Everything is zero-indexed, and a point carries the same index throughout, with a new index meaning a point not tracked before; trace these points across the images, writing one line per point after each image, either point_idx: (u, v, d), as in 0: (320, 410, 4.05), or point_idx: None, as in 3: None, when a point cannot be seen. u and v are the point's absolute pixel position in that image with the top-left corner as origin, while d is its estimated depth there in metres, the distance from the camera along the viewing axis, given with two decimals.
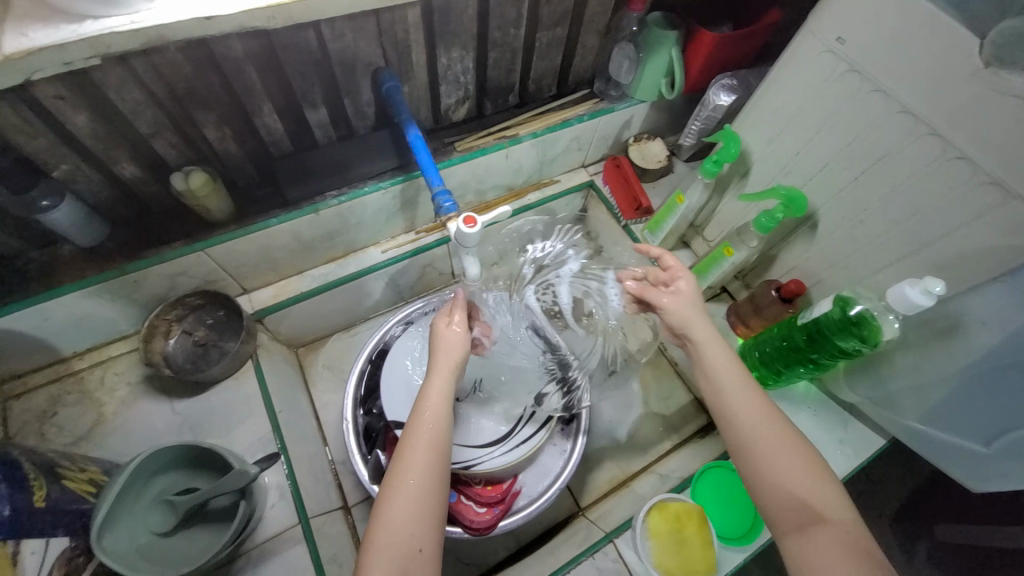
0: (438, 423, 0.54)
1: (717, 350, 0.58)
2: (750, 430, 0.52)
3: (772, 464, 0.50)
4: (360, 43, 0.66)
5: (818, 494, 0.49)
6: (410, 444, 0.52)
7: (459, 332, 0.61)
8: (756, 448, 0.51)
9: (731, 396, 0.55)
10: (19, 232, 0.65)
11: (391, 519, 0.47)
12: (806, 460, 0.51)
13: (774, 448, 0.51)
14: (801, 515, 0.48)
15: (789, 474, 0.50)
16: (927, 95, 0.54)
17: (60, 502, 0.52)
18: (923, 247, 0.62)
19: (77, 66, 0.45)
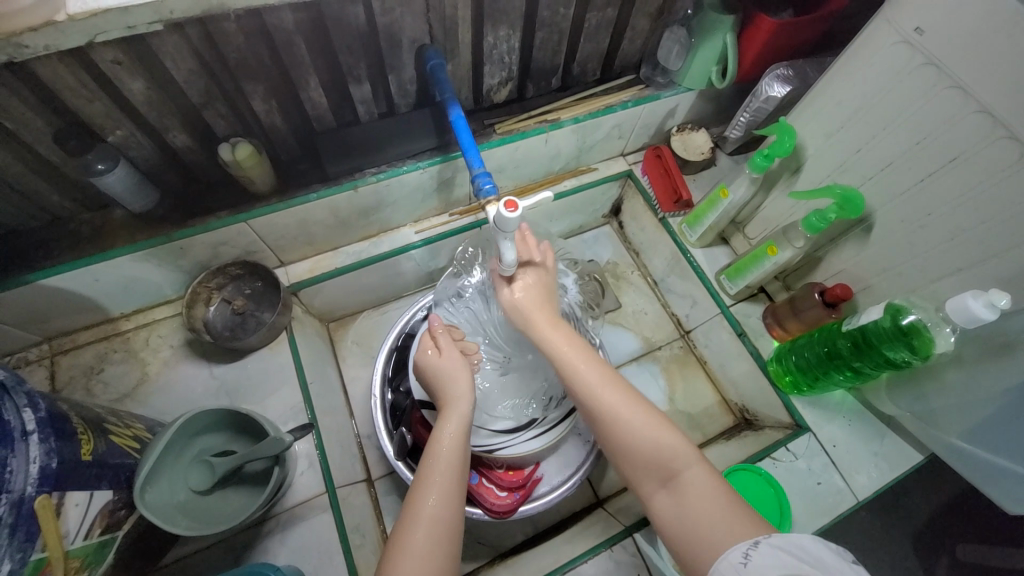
0: (457, 453, 0.57)
1: (543, 315, 0.63)
2: (597, 392, 0.56)
3: (628, 423, 0.54)
4: (408, 19, 0.65)
5: (673, 447, 0.52)
6: (431, 469, 0.55)
7: (456, 358, 0.65)
8: (606, 408, 0.55)
9: (577, 363, 0.59)
10: (76, 194, 0.67)
11: (414, 538, 0.49)
12: (651, 417, 0.54)
13: (627, 409, 0.55)
14: (660, 470, 0.52)
15: (646, 433, 0.53)
16: (1013, 94, 0.50)
17: (108, 456, 0.53)
18: (990, 258, 0.59)
19: (139, 30, 0.46)
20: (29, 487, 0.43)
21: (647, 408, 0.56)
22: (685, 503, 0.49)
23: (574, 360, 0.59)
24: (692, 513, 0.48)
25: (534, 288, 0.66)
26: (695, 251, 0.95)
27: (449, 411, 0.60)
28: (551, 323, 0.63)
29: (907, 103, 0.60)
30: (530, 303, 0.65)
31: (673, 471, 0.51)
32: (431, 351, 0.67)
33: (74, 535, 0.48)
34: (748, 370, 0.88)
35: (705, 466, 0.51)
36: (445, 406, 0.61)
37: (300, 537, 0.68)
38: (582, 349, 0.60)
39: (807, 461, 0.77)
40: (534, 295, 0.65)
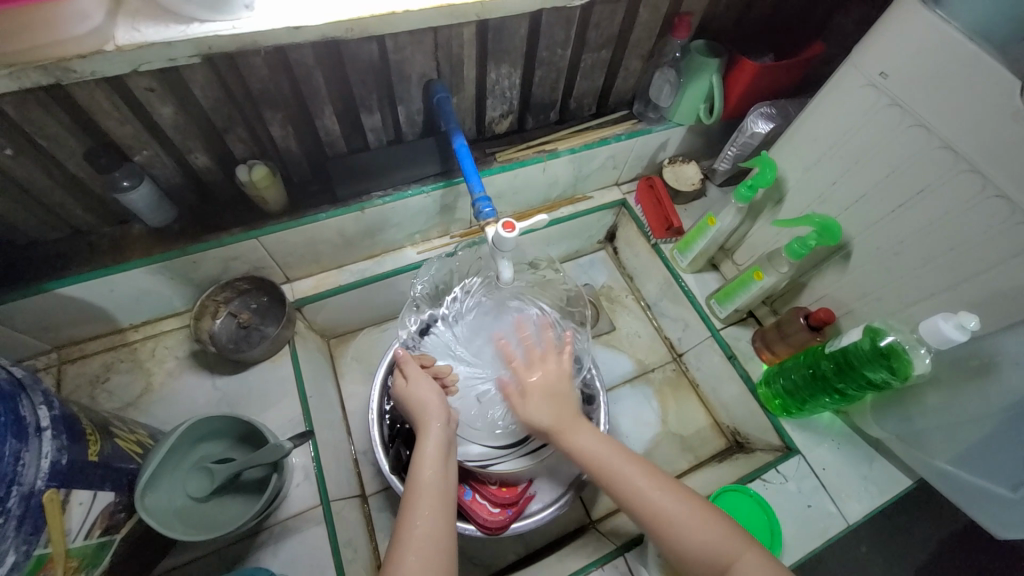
0: (440, 470, 0.59)
1: (562, 417, 0.64)
2: (643, 491, 0.57)
3: (677, 523, 0.54)
4: (418, 57, 0.71)
5: (722, 536, 0.53)
6: (415, 489, 0.57)
7: (425, 382, 0.68)
8: (649, 507, 0.56)
9: (609, 459, 0.60)
10: (99, 209, 0.71)
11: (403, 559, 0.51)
12: (690, 499, 0.56)
13: (667, 500, 0.56)
14: (714, 564, 0.52)
15: (696, 528, 0.54)
16: (969, 133, 0.55)
17: (112, 458, 0.55)
18: (960, 283, 0.62)
19: (179, 62, 0.51)
20: (39, 481, 0.44)
21: (688, 495, 0.57)
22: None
23: (610, 465, 0.59)
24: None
25: (550, 391, 0.66)
26: (687, 276, 0.99)
27: (427, 431, 0.63)
28: (577, 423, 0.64)
29: (876, 139, 0.65)
30: (551, 399, 0.65)
31: (725, 561, 0.52)
32: (402, 382, 0.70)
33: (75, 534, 0.49)
34: (738, 393, 0.90)
35: (753, 550, 0.53)
36: (422, 426, 0.63)
37: (293, 550, 0.68)
38: (608, 446, 0.61)
39: (797, 483, 0.78)
40: (551, 399, 0.65)
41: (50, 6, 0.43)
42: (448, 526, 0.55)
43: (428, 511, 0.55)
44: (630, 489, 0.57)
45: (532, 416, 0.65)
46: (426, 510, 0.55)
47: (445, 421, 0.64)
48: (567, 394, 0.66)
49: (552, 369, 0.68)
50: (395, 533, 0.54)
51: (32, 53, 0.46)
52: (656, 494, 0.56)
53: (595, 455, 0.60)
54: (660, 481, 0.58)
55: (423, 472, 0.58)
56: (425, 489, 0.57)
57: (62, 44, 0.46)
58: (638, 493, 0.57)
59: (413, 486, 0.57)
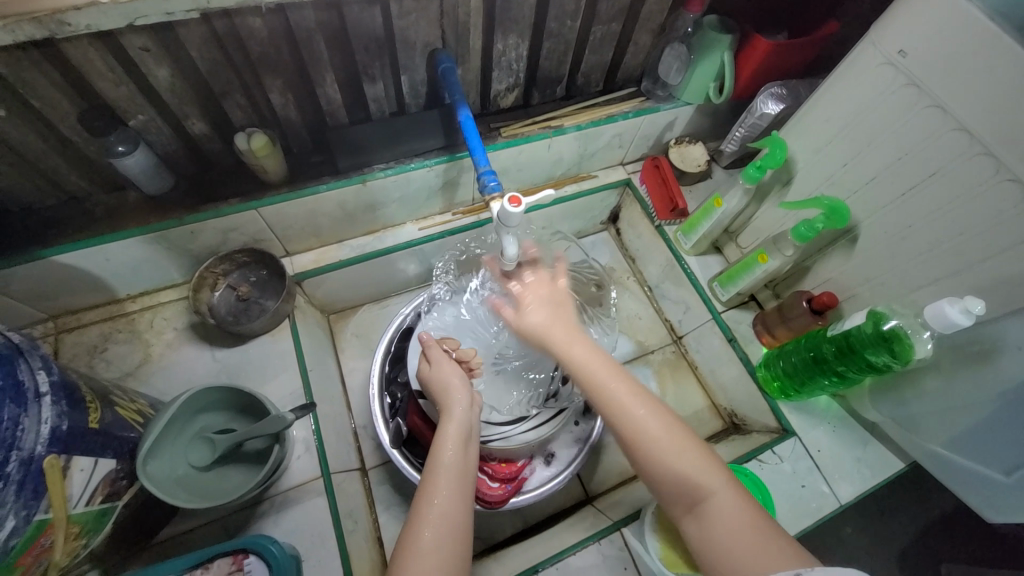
0: (461, 452, 0.59)
1: (559, 330, 0.62)
2: (628, 407, 0.56)
3: (658, 445, 0.54)
4: (422, 24, 0.68)
5: (702, 469, 0.52)
6: (435, 467, 0.56)
7: (449, 363, 0.69)
8: (636, 429, 0.55)
9: (597, 377, 0.58)
10: (93, 175, 0.69)
11: (420, 537, 0.51)
12: (673, 430, 0.55)
13: (651, 422, 0.55)
14: (688, 496, 0.52)
15: (679, 459, 0.53)
16: (986, 114, 0.54)
17: (112, 426, 0.55)
18: (967, 268, 0.62)
19: (178, 17, 0.49)
20: (39, 446, 0.44)
21: (674, 427, 0.55)
22: (714, 527, 0.50)
23: (598, 373, 0.58)
24: (724, 538, 0.49)
25: (551, 300, 0.65)
26: (690, 259, 0.98)
27: (449, 413, 0.63)
28: (570, 340, 0.61)
29: (890, 120, 0.64)
30: (549, 321, 0.63)
31: (699, 492, 0.52)
32: (425, 366, 0.70)
33: (76, 499, 0.49)
34: (738, 376, 0.90)
35: (731, 484, 0.52)
36: (444, 408, 0.63)
37: (295, 521, 0.69)
38: (600, 363, 0.59)
39: (792, 465, 0.79)
40: (549, 309, 0.64)
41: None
42: (464, 506, 0.55)
43: (448, 489, 0.55)
44: (614, 408, 0.56)
45: (527, 321, 0.64)
46: (444, 489, 0.55)
47: (467, 405, 0.64)
48: (568, 315, 0.65)
49: (551, 288, 0.67)
50: (410, 512, 0.54)
51: (25, 3, 0.44)
52: (640, 415, 0.55)
53: (581, 364, 0.59)
54: (648, 406, 0.56)
55: (444, 452, 0.58)
56: (446, 468, 0.57)
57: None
58: (623, 417, 0.56)
59: (434, 464, 0.57)
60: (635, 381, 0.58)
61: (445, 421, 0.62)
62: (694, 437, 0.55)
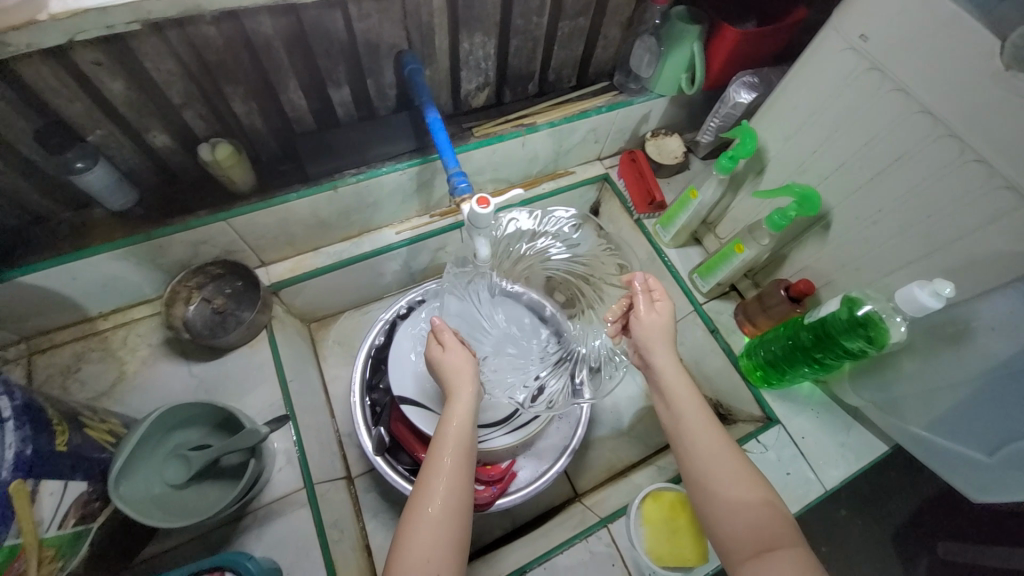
0: (464, 436, 0.59)
1: (664, 361, 0.66)
2: (711, 444, 0.60)
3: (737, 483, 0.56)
4: (384, 25, 0.68)
5: (778, 523, 0.53)
6: (439, 451, 0.57)
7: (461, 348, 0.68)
8: (719, 474, 0.58)
9: (695, 432, 0.61)
10: (56, 193, 0.68)
11: (427, 511, 0.53)
12: (760, 490, 0.56)
13: (732, 463, 0.58)
14: (760, 542, 0.52)
15: (753, 497, 0.55)
16: (947, 95, 0.54)
17: (82, 448, 0.54)
18: (937, 251, 0.62)
19: (118, 30, 0.48)
20: (2, 473, 0.43)
21: (760, 484, 0.57)
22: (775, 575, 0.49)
23: (691, 414, 0.62)
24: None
25: (661, 335, 0.67)
26: (670, 251, 0.98)
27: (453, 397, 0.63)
28: (678, 381, 0.65)
29: (856, 106, 0.63)
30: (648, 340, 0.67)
31: (771, 542, 0.52)
32: (436, 348, 0.68)
33: (48, 523, 0.48)
34: (721, 366, 0.90)
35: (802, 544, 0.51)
36: (450, 390, 0.63)
37: (278, 533, 0.68)
38: (703, 417, 0.62)
39: (777, 452, 0.79)
40: (660, 328, 0.67)
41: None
42: (465, 486, 0.56)
43: (450, 467, 0.56)
44: (706, 457, 0.59)
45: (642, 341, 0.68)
46: (449, 467, 0.56)
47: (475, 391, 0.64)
48: (665, 350, 0.67)
49: (661, 308, 0.68)
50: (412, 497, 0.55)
51: None
52: (722, 454, 0.59)
53: (686, 402, 0.63)
54: (730, 451, 0.59)
55: (448, 428, 0.59)
56: (450, 445, 0.58)
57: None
58: (713, 467, 0.58)
59: (438, 446, 0.58)
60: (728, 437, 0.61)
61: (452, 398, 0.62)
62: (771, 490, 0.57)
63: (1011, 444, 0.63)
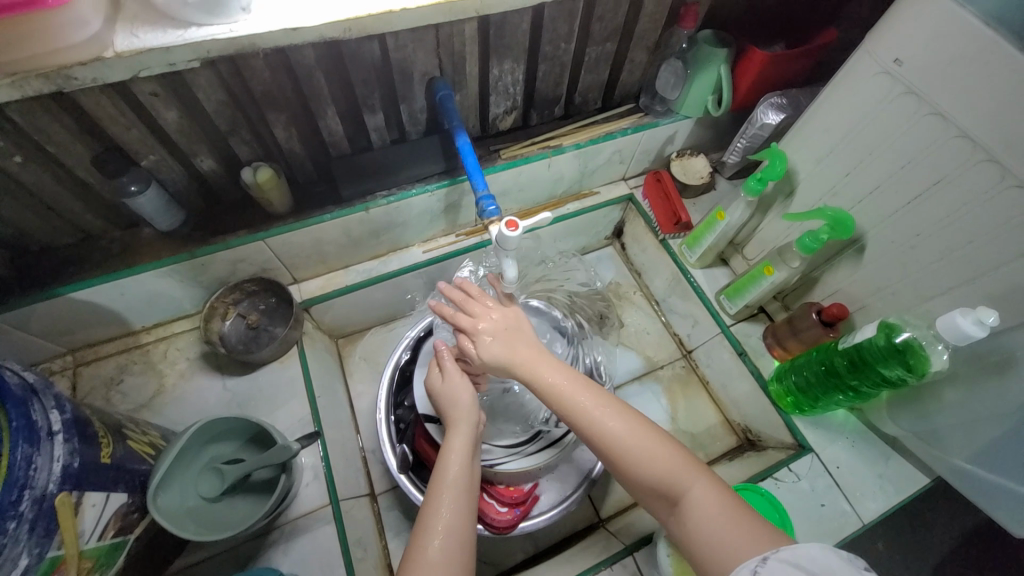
0: (466, 468, 0.59)
1: (522, 346, 0.60)
2: (586, 409, 0.56)
3: (624, 442, 0.53)
4: (419, 54, 0.70)
5: (676, 463, 0.52)
6: (440, 486, 0.56)
7: (459, 377, 0.66)
8: (604, 433, 0.54)
9: (573, 390, 0.57)
10: (109, 214, 0.72)
11: (430, 548, 0.52)
12: (651, 436, 0.54)
13: (616, 423, 0.54)
14: (665, 492, 0.51)
15: (648, 452, 0.52)
16: (988, 121, 0.53)
17: (124, 459, 0.56)
18: (979, 277, 0.60)
19: (178, 66, 0.51)
20: (52, 484, 0.45)
21: (642, 427, 0.55)
22: (692, 522, 0.48)
23: (560, 388, 0.57)
24: (703, 534, 0.47)
25: (501, 329, 0.62)
26: (695, 271, 0.97)
27: (454, 429, 0.62)
28: (534, 356, 0.60)
29: (891, 130, 0.62)
30: (507, 335, 0.62)
31: (675, 489, 0.51)
32: (436, 376, 0.68)
33: (88, 535, 0.50)
34: (750, 390, 0.88)
35: (703, 479, 0.51)
36: (450, 421, 0.63)
37: (304, 548, 0.69)
38: (569, 384, 0.57)
39: (811, 482, 0.77)
40: (506, 334, 0.61)
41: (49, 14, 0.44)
42: (468, 522, 0.55)
43: (451, 503, 0.55)
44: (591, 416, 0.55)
45: (488, 355, 0.61)
46: (450, 500, 0.56)
47: (473, 421, 0.63)
48: (527, 329, 0.63)
49: (505, 309, 0.65)
50: (416, 529, 0.54)
51: (35, 62, 0.46)
52: (599, 415, 0.55)
53: (553, 381, 0.58)
54: (598, 401, 0.56)
55: (449, 466, 0.58)
56: (451, 481, 0.57)
57: (61, 52, 0.46)
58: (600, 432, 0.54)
59: (440, 481, 0.57)
60: (592, 383, 0.59)
61: (453, 431, 0.62)
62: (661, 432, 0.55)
63: None
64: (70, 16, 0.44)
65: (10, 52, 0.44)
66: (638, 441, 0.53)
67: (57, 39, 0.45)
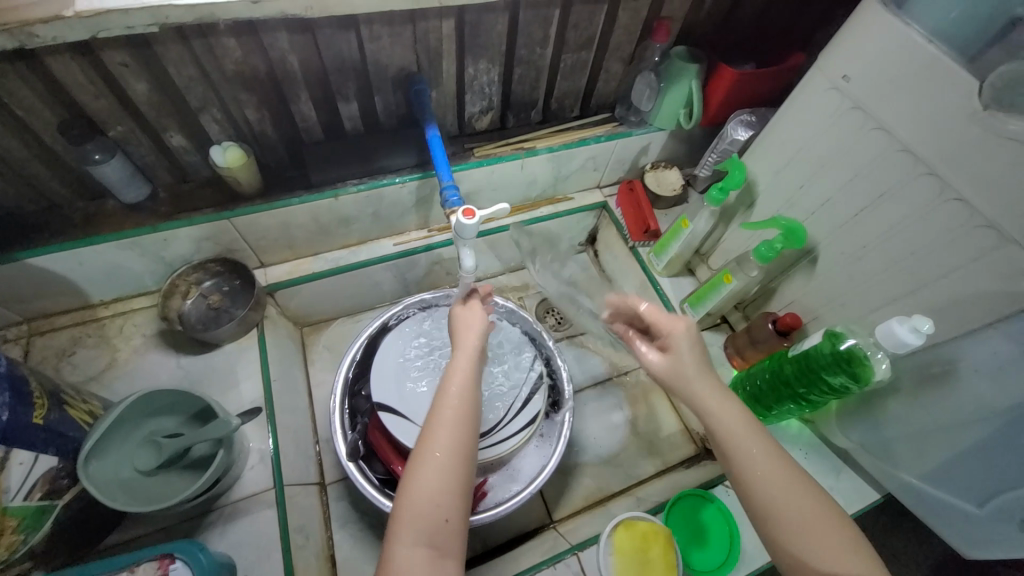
0: (468, 402, 0.55)
1: (694, 386, 0.55)
2: (757, 472, 0.49)
3: (802, 526, 0.47)
4: (395, 48, 0.72)
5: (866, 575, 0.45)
6: (437, 427, 0.52)
7: (474, 313, 0.65)
8: (776, 504, 0.48)
9: (750, 458, 0.50)
10: (74, 183, 0.72)
11: (420, 486, 0.49)
12: (841, 532, 0.47)
13: (800, 509, 0.48)
14: None
15: (830, 547, 0.46)
16: (926, 135, 0.55)
17: (56, 424, 0.54)
18: (920, 289, 0.62)
19: (138, 31, 0.52)
20: None
21: (840, 522, 0.47)
22: None
23: (732, 434, 0.52)
24: None
25: (690, 355, 0.57)
26: (662, 280, 0.99)
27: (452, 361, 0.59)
28: (707, 391, 0.55)
29: (840, 143, 0.65)
30: (677, 372, 0.57)
31: None
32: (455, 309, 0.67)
33: (14, 493, 0.50)
34: None
35: None
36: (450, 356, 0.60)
37: (241, 532, 0.67)
38: (753, 434, 0.52)
39: None
40: (684, 363, 0.57)
41: None
42: (467, 458, 0.52)
43: (455, 455, 0.51)
44: (782, 498, 0.48)
45: (659, 365, 0.58)
46: (451, 439, 0.52)
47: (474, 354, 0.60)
48: (699, 372, 0.56)
49: (677, 340, 0.59)
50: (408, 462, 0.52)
51: None
52: (777, 480, 0.49)
53: (724, 426, 0.52)
54: (789, 471, 0.50)
55: (449, 399, 0.55)
56: (456, 415, 0.53)
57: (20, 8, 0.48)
58: (801, 523, 0.47)
59: (437, 412, 0.54)
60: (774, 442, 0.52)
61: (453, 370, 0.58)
62: (848, 524, 0.48)
63: (1000, 496, 0.61)
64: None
65: None
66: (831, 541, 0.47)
67: None
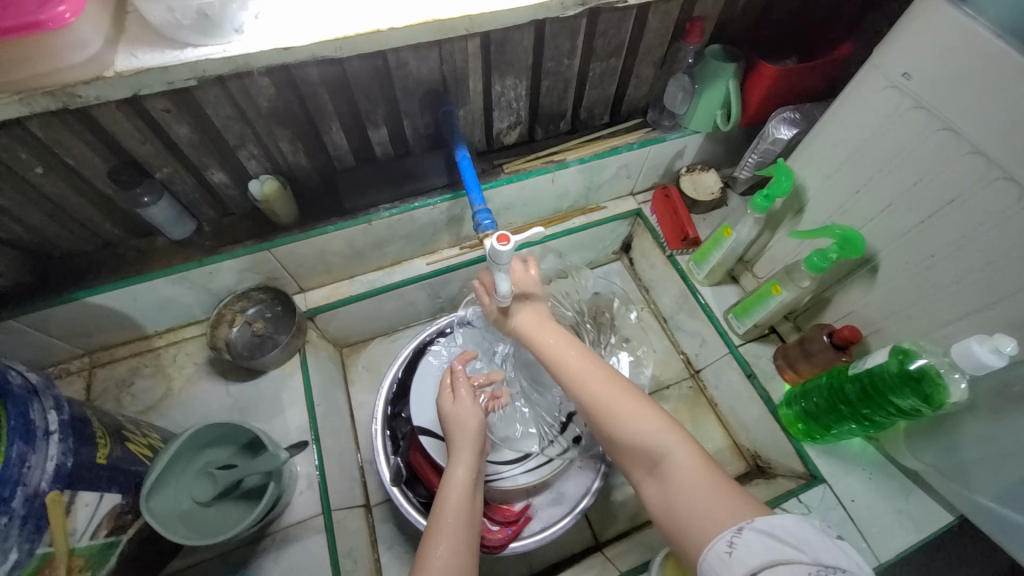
0: (465, 515, 0.57)
1: (537, 327, 0.69)
2: (587, 384, 0.60)
3: (616, 412, 0.57)
4: (422, 71, 0.72)
5: (660, 429, 0.54)
6: (436, 541, 0.54)
7: (468, 404, 0.68)
8: (601, 405, 0.58)
9: (582, 376, 0.61)
10: (125, 223, 0.76)
11: None
12: (649, 412, 0.56)
13: (616, 401, 0.58)
14: (645, 457, 0.54)
15: (634, 421, 0.56)
16: (1003, 136, 0.50)
17: (121, 460, 0.58)
18: (1000, 302, 0.56)
19: (177, 85, 0.54)
20: (44, 482, 0.46)
21: (651, 407, 0.57)
22: (669, 484, 0.50)
23: (574, 368, 0.63)
24: (678, 493, 0.49)
25: (525, 299, 0.72)
26: (704, 290, 0.94)
27: (452, 469, 0.62)
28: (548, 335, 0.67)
29: (901, 145, 0.60)
30: (522, 316, 0.70)
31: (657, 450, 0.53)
32: (448, 396, 0.70)
33: (80, 534, 0.52)
34: (759, 415, 0.84)
35: (690, 445, 0.53)
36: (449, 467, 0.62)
37: (292, 558, 0.69)
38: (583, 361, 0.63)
39: (822, 516, 0.72)
40: (526, 310, 0.71)
41: (51, 37, 0.47)
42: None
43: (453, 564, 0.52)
44: (614, 411, 0.57)
45: (512, 323, 0.72)
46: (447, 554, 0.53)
47: (471, 459, 0.63)
48: (541, 309, 0.71)
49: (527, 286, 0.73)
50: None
51: (41, 80, 0.49)
52: (599, 388, 0.59)
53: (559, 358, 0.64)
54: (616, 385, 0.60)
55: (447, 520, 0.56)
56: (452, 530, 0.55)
57: (63, 71, 0.49)
58: (622, 413, 0.57)
59: (435, 527, 0.56)
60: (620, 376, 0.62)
61: (454, 474, 0.61)
62: (658, 406, 0.57)
63: None
64: (69, 37, 0.48)
65: (12, 71, 0.48)
66: (645, 430, 0.55)
67: (56, 59, 0.48)
